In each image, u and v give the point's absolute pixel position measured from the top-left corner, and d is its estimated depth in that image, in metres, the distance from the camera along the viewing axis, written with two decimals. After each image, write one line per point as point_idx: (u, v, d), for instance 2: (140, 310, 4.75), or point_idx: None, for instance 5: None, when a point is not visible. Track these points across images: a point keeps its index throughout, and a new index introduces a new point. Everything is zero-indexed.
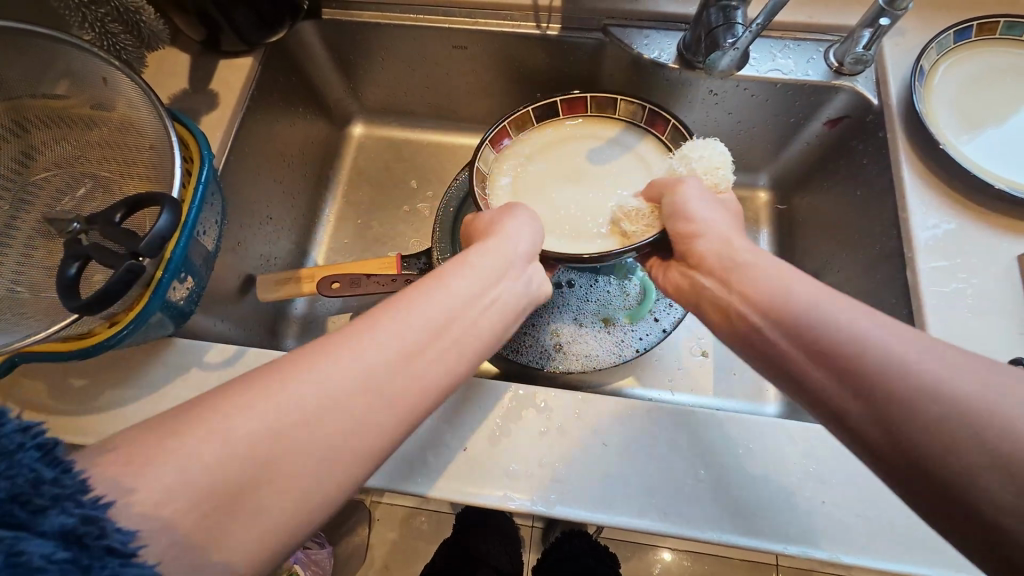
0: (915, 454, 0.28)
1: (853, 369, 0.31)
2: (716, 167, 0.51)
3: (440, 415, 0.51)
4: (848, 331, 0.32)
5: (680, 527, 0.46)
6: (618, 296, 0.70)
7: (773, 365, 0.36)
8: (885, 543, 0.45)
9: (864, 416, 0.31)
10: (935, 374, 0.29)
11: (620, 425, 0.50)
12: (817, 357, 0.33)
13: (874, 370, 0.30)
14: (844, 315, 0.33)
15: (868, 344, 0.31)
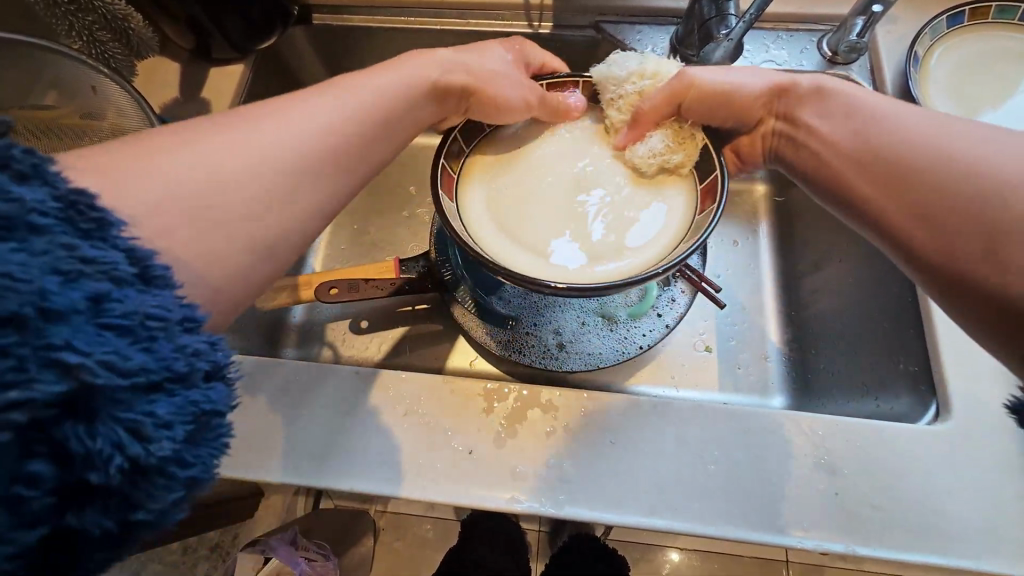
0: (968, 263, 0.34)
1: (927, 137, 0.38)
2: (667, 89, 0.48)
3: (445, 417, 0.50)
4: (932, 137, 0.38)
5: (692, 523, 0.45)
6: (620, 293, 0.70)
7: (868, 155, 0.41)
8: (902, 532, 0.44)
9: (920, 201, 0.37)
10: (968, 133, 0.37)
11: (627, 422, 0.49)
12: (897, 191, 0.38)
13: (938, 177, 0.36)
14: (933, 121, 0.39)
15: (894, 126, 0.40)
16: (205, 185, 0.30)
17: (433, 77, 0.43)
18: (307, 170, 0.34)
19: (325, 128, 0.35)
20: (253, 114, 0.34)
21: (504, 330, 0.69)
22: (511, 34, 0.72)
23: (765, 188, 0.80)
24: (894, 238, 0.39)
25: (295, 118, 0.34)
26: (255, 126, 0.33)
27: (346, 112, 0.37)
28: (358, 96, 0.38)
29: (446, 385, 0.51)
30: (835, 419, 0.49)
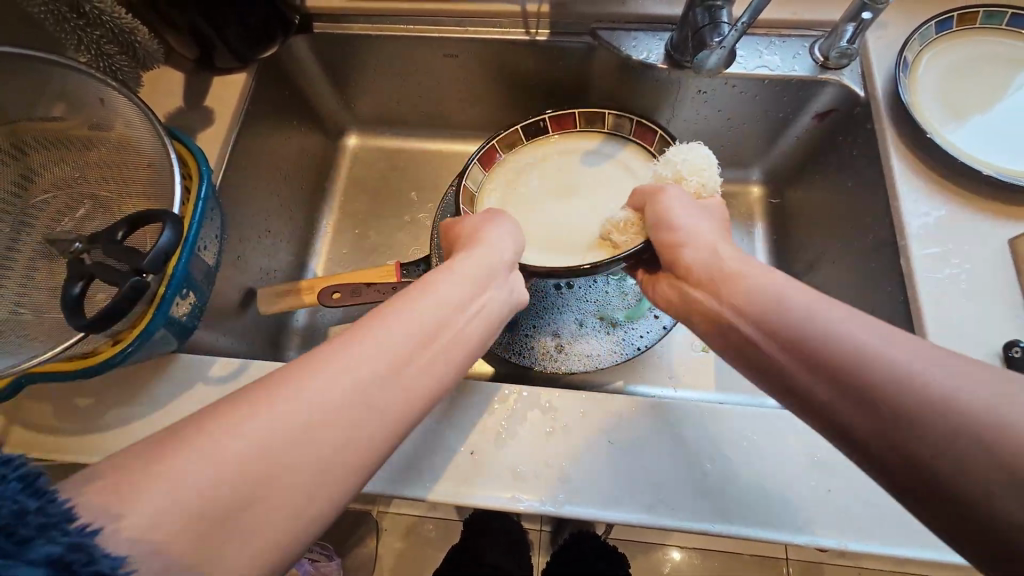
0: (884, 448, 0.30)
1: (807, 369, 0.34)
2: (676, 192, 0.51)
3: (446, 420, 0.51)
4: (834, 327, 0.34)
5: (689, 520, 0.46)
6: (617, 296, 0.71)
7: (790, 360, 0.35)
8: (893, 528, 0.45)
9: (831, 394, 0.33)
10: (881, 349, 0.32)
11: (624, 422, 0.50)
12: (791, 354, 0.35)
13: (884, 356, 0.32)
14: (822, 308, 0.36)
15: (790, 307, 0.37)
16: (265, 444, 0.29)
17: (475, 290, 0.43)
18: (359, 409, 0.32)
19: (364, 382, 0.33)
20: (316, 361, 0.33)
21: (504, 333, 0.70)
22: (509, 41, 0.73)
23: (761, 190, 0.81)
24: (839, 432, 0.33)
25: (344, 363, 0.33)
26: (303, 393, 0.31)
27: (400, 348, 0.36)
28: (420, 313, 0.38)
29: (447, 387, 0.52)
30: None
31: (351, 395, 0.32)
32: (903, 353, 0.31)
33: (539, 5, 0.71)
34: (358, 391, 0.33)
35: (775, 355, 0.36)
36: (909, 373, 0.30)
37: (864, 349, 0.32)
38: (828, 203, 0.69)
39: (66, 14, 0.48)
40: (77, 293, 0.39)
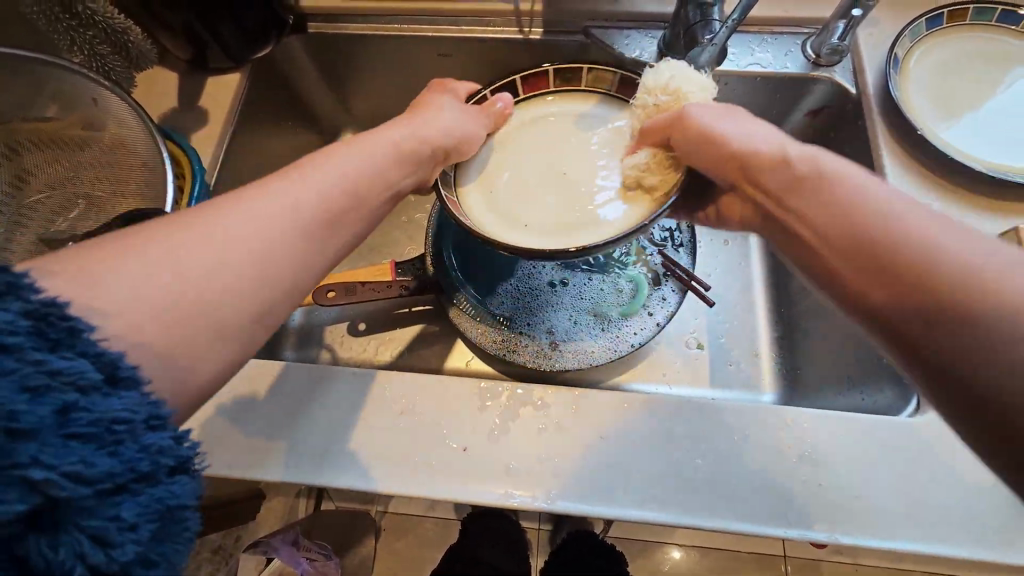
0: (942, 346, 0.30)
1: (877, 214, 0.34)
2: (667, 117, 0.48)
3: (439, 416, 0.51)
4: (914, 242, 0.32)
5: (681, 515, 0.46)
6: (611, 293, 0.71)
7: (841, 239, 0.35)
8: (887, 523, 0.45)
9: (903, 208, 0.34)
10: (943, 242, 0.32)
11: (617, 418, 0.50)
12: (869, 274, 0.34)
13: (933, 288, 0.31)
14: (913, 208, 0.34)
15: (847, 188, 0.36)
16: (204, 268, 0.30)
17: (400, 145, 0.45)
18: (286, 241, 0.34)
19: (295, 206, 0.35)
20: (235, 201, 0.34)
21: (499, 331, 0.70)
22: (503, 41, 0.73)
23: None
24: (900, 341, 0.33)
25: (269, 205, 0.34)
26: (220, 222, 0.32)
27: (332, 186, 0.38)
28: (340, 168, 0.39)
29: (441, 384, 0.53)
30: (819, 412, 0.50)
31: (272, 229, 0.33)
32: (979, 260, 0.30)
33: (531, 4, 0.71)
34: (289, 231, 0.34)
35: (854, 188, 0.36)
36: (982, 286, 0.29)
37: (923, 261, 0.31)
38: None
39: (58, 14, 0.48)
40: None
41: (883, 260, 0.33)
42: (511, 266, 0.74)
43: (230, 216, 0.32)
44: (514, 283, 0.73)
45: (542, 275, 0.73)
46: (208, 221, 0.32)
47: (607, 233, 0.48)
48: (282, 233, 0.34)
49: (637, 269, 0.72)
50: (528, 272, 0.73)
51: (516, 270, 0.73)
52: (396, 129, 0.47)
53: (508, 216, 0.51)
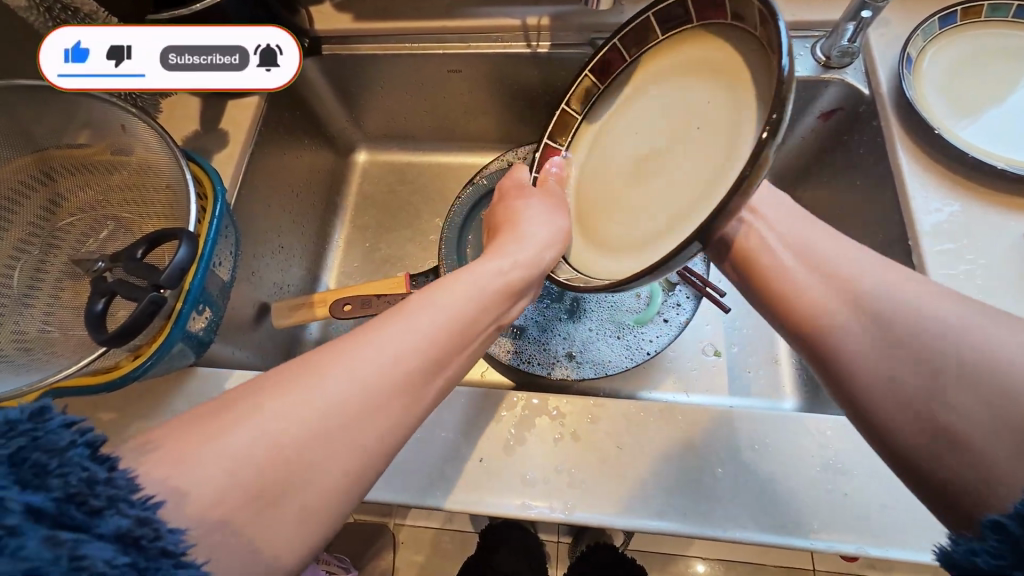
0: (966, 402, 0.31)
1: (842, 339, 0.38)
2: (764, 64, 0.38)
3: (455, 428, 0.51)
4: (932, 337, 0.34)
5: (698, 526, 0.46)
6: (627, 300, 0.70)
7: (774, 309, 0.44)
8: (916, 532, 0.44)
9: (859, 326, 0.37)
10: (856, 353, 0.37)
11: (631, 425, 0.50)
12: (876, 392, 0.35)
13: (957, 379, 0.32)
14: (926, 311, 0.35)
15: (960, 362, 0.33)
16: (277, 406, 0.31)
17: (503, 274, 0.45)
18: (394, 397, 0.34)
19: (399, 362, 0.35)
20: (341, 354, 0.34)
21: (514, 340, 0.70)
22: (510, 55, 0.75)
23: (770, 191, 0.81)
24: (881, 410, 0.35)
25: (381, 349, 0.35)
26: (360, 353, 0.34)
27: (434, 332, 0.37)
28: (445, 308, 0.39)
29: (456, 395, 0.53)
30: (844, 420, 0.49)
31: (376, 384, 0.34)
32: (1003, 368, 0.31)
33: (539, 19, 0.73)
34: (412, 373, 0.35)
35: (877, 350, 0.36)
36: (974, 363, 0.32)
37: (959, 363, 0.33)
38: (838, 203, 0.69)
39: None
40: (100, 309, 0.41)
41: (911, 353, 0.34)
42: None
43: (367, 347, 0.35)
44: None
45: None
46: (350, 355, 0.34)
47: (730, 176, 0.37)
48: (394, 392, 0.34)
49: None
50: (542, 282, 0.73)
51: None
52: (501, 259, 0.46)
53: (624, 245, 0.47)
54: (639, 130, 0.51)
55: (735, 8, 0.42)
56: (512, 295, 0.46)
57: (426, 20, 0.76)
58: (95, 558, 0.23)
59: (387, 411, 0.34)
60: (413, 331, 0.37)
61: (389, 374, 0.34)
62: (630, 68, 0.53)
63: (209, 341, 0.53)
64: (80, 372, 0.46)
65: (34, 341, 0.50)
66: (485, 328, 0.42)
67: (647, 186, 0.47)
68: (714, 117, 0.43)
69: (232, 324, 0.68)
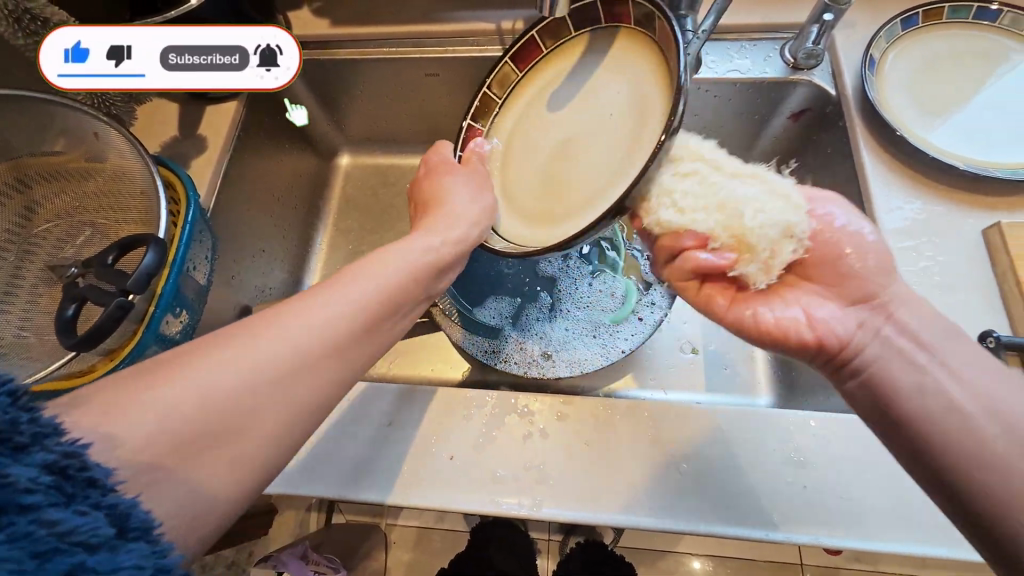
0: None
1: (912, 385, 0.39)
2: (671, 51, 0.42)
3: (427, 427, 0.52)
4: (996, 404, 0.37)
5: (663, 520, 0.47)
6: (603, 299, 0.71)
7: (869, 406, 0.41)
8: (874, 522, 0.45)
9: (978, 410, 0.36)
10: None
11: (599, 422, 0.51)
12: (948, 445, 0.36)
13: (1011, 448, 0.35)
14: (990, 381, 0.38)
15: None
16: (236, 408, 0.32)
17: (433, 250, 0.45)
18: (317, 364, 0.35)
19: (326, 324, 0.36)
20: (258, 325, 0.35)
21: (491, 341, 0.71)
22: (487, 58, 0.75)
23: None
24: (951, 470, 0.36)
25: (306, 316, 0.36)
26: (280, 322, 0.35)
27: (363, 300, 0.38)
28: (379, 277, 0.40)
29: (430, 395, 0.54)
30: (806, 415, 0.50)
31: (302, 348, 0.35)
32: None
33: (513, 23, 0.74)
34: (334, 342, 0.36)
35: (954, 395, 0.37)
36: None
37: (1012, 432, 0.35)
38: None
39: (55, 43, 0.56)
40: (71, 314, 0.41)
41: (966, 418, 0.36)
42: (503, 277, 0.75)
43: (297, 315, 0.36)
44: (508, 293, 0.74)
45: (535, 286, 0.74)
46: (268, 325, 0.35)
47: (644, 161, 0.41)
48: (319, 357, 0.35)
49: (627, 277, 0.73)
50: (520, 283, 0.74)
51: (508, 282, 0.75)
52: (432, 236, 0.46)
53: (547, 219, 0.48)
54: (556, 113, 0.52)
55: (640, 13, 0.46)
56: (442, 271, 0.46)
57: (403, 25, 0.77)
58: (17, 477, 0.24)
59: (310, 375, 0.35)
60: (340, 300, 0.38)
61: (317, 336, 0.35)
62: (544, 60, 0.55)
63: (185, 344, 0.54)
64: (53, 376, 0.47)
65: (10, 346, 0.50)
66: (417, 301, 0.43)
67: (567, 169, 0.49)
68: (624, 106, 0.46)
69: (212, 328, 0.69)
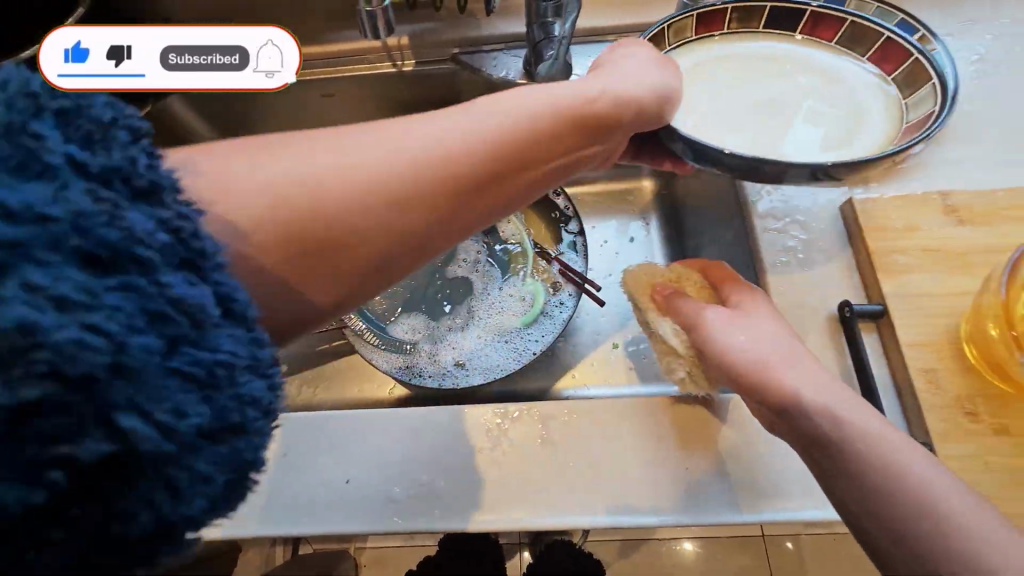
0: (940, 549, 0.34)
1: (844, 446, 0.37)
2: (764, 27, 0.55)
3: (324, 452, 0.52)
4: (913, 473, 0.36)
5: (554, 519, 0.48)
6: (513, 304, 0.73)
7: (804, 443, 0.40)
8: (741, 498, 0.48)
9: (890, 484, 0.36)
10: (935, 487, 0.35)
11: (490, 429, 0.52)
12: (869, 500, 0.36)
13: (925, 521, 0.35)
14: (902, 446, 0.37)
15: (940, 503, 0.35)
16: None
17: (477, 128, 0.33)
18: (398, 200, 0.31)
19: (399, 150, 0.31)
20: (284, 145, 0.31)
21: (405, 356, 0.70)
22: (379, 76, 0.76)
23: (652, 184, 0.88)
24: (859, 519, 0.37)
25: (351, 147, 0.31)
26: (347, 135, 0.32)
27: (427, 150, 0.32)
28: (407, 134, 0.32)
29: (325, 419, 0.54)
30: (687, 398, 0.53)
31: (361, 164, 0.30)
32: (964, 512, 0.35)
33: (399, 39, 0.74)
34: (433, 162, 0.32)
35: (883, 459, 0.36)
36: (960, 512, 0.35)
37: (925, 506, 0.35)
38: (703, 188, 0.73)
39: None
40: None
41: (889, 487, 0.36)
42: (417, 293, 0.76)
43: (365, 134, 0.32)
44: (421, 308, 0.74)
45: (448, 299, 0.75)
46: (336, 140, 0.32)
47: (882, 127, 0.49)
48: (380, 174, 0.30)
49: (536, 280, 0.74)
50: (433, 298, 0.75)
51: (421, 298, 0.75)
52: (466, 114, 0.34)
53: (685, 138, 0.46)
54: (705, 59, 0.54)
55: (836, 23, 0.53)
56: (546, 158, 0.36)
57: None
58: None
59: (376, 205, 0.30)
60: (399, 137, 0.32)
61: (391, 149, 0.31)
62: (703, 37, 0.55)
63: None
64: None
65: None
66: (516, 169, 0.34)
67: (746, 112, 0.51)
68: (801, 78, 0.53)
69: None
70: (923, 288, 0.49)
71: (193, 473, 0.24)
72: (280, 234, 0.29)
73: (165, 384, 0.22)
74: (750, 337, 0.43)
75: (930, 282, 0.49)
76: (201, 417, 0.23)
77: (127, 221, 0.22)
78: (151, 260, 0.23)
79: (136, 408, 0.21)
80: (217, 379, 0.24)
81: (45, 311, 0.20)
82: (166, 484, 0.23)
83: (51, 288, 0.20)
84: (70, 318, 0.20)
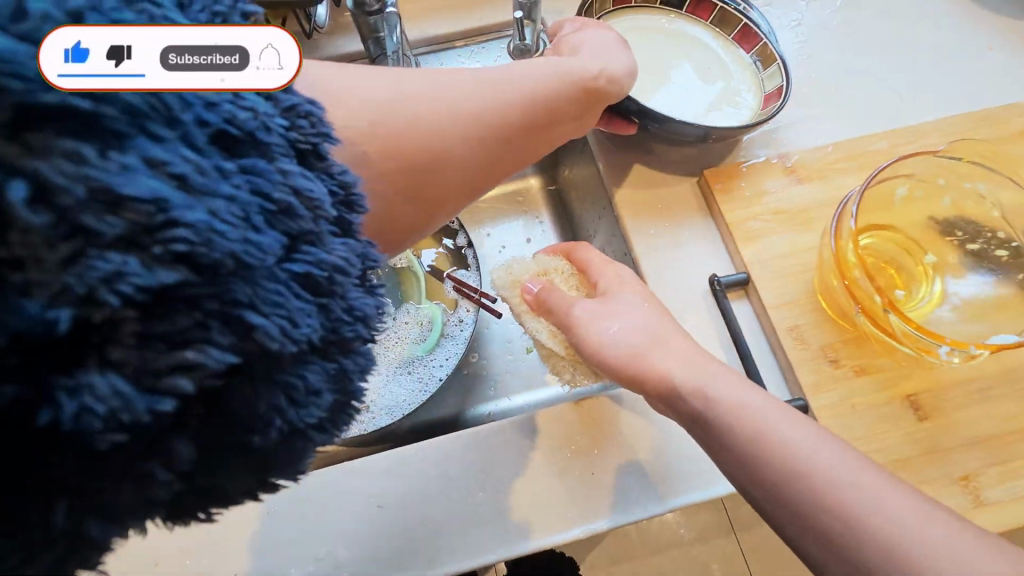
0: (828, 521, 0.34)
1: (721, 429, 0.39)
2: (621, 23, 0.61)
3: (198, 551, 0.45)
4: (789, 446, 0.36)
5: (469, 558, 0.46)
6: (411, 331, 0.69)
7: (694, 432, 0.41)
8: (637, 493, 0.48)
9: (770, 462, 0.36)
10: (802, 444, 0.37)
11: (387, 479, 0.48)
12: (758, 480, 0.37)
13: (807, 493, 0.35)
14: (779, 419, 0.38)
15: (818, 473, 0.35)
16: None
17: (549, 75, 0.41)
18: (506, 151, 0.38)
19: (487, 97, 0.36)
20: (443, 79, 0.36)
21: None
22: None
23: (539, 181, 0.87)
24: (758, 499, 0.38)
25: (479, 86, 0.36)
26: (466, 74, 0.37)
27: (514, 96, 0.38)
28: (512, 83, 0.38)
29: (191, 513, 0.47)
30: (587, 398, 0.52)
31: (479, 100, 0.36)
32: (841, 474, 0.35)
33: None
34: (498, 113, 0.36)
35: (759, 438, 0.37)
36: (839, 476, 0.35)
37: (805, 478, 0.35)
38: None
39: None
40: None
41: (770, 465, 0.36)
42: None
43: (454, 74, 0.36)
44: None
45: None
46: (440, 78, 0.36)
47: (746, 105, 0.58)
48: (483, 121, 0.36)
49: (433, 301, 0.71)
50: None
51: None
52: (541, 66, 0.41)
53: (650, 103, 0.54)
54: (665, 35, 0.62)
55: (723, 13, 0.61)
56: (591, 107, 0.45)
57: None
58: None
59: (491, 144, 0.36)
60: (506, 84, 0.38)
61: (493, 87, 0.37)
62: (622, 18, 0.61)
63: None
64: None
65: None
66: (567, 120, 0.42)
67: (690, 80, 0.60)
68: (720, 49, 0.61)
69: None
70: (777, 251, 0.51)
71: (305, 383, 0.24)
72: (383, 152, 0.32)
73: (284, 285, 0.22)
74: (621, 324, 0.44)
75: (782, 243, 0.52)
76: (311, 328, 0.23)
77: (245, 103, 0.23)
78: (270, 145, 0.23)
79: (255, 307, 0.21)
80: (333, 286, 0.24)
81: (171, 188, 0.19)
82: (282, 390, 0.23)
83: (172, 163, 0.19)
84: (194, 200, 0.19)
